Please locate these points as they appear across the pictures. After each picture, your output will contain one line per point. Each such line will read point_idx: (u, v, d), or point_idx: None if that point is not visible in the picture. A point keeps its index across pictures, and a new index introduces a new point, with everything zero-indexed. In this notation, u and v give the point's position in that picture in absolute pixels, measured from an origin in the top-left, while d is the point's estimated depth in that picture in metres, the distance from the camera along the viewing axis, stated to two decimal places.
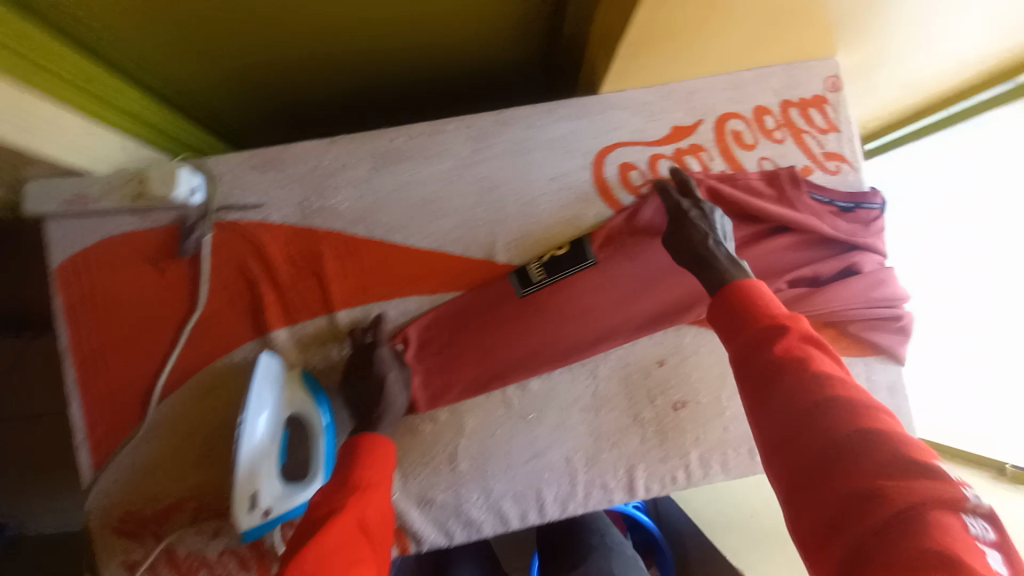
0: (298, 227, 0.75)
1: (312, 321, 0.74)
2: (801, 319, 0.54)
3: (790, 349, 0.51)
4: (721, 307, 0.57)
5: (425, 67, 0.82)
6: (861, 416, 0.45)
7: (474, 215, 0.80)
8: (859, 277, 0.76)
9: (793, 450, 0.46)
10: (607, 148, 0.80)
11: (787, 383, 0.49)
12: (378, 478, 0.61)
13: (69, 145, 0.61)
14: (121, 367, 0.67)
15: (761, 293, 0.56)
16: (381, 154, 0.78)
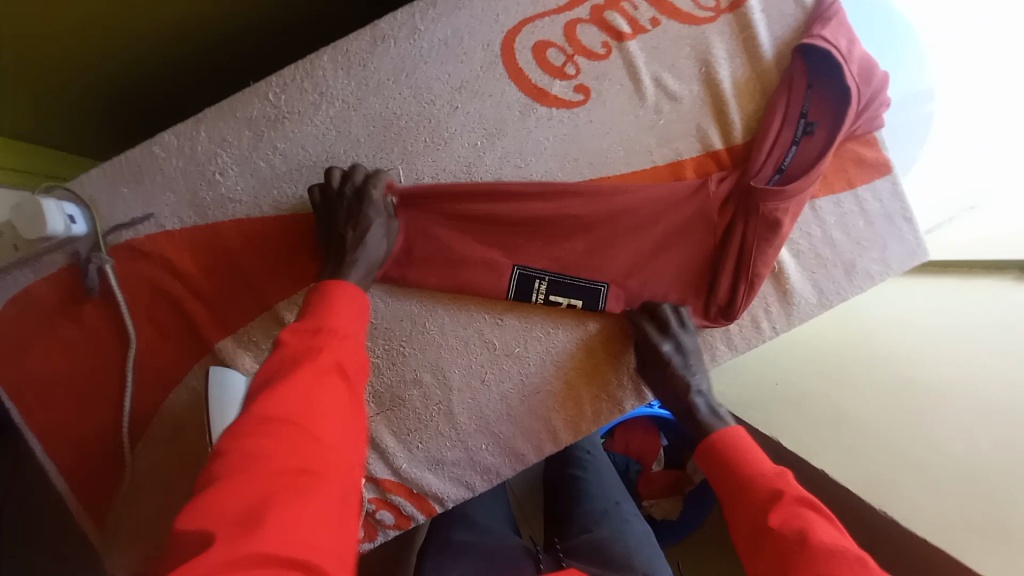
0: (199, 229, 0.67)
1: (253, 323, 0.68)
2: (789, 480, 0.56)
3: (747, 474, 0.58)
4: (708, 456, 0.64)
5: None
6: (773, 493, 0.54)
7: (383, 160, 0.68)
8: (828, 100, 0.66)
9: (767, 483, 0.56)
10: (512, 31, 0.67)
11: (736, 470, 0.59)
12: (346, 325, 0.53)
13: None
14: (81, 424, 0.69)
15: (746, 453, 0.61)
16: (256, 118, 0.66)
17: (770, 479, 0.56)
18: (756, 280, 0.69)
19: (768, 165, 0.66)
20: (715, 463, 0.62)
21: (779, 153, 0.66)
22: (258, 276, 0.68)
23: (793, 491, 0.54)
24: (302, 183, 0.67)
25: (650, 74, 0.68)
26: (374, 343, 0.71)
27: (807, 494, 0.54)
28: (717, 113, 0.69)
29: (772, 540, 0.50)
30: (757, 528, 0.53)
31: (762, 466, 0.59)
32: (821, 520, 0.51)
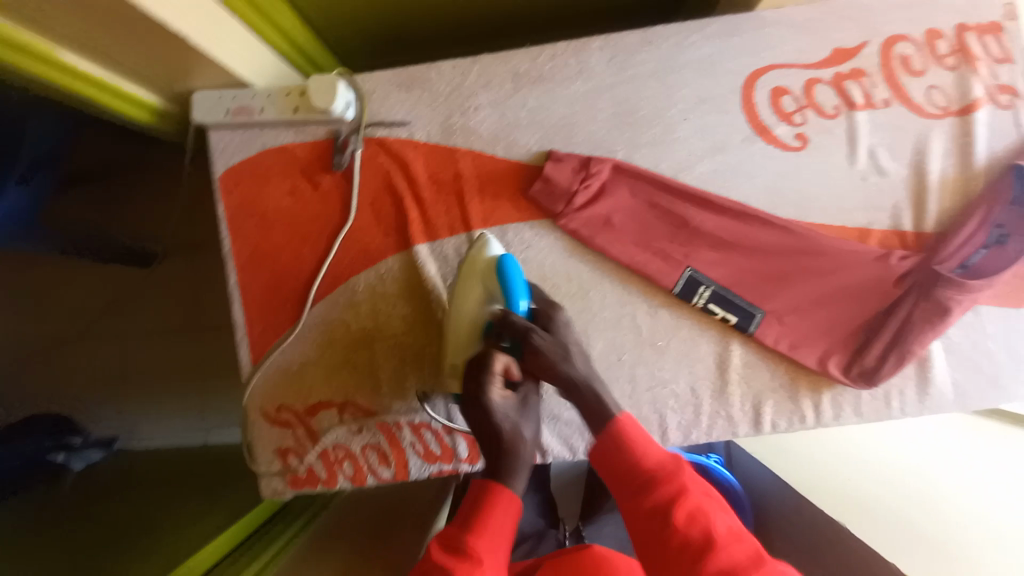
0: (438, 147, 0.78)
1: (451, 238, 0.78)
2: (683, 471, 0.57)
3: (653, 474, 0.57)
4: (607, 442, 0.60)
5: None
6: (669, 501, 0.54)
7: (611, 141, 0.77)
8: None
9: (651, 492, 0.56)
10: (760, 70, 0.76)
11: (630, 466, 0.58)
12: (493, 533, 0.55)
13: (237, 56, 0.70)
14: (277, 271, 0.78)
15: (640, 442, 0.59)
16: (522, 73, 0.77)
17: (665, 472, 0.56)
18: (908, 356, 0.73)
19: (954, 257, 0.72)
20: (608, 452, 0.59)
21: (969, 250, 0.72)
22: (469, 200, 0.78)
23: (676, 484, 0.55)
24: (536, 137, 0.77)
25: (867, 145, 0.75)
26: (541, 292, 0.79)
27: (696, 476, 0.57)
28: (917, 199, 0.75)
29: (681, 543, 0.52)
30: (653, 523, 0.55)
31: (649, 449, 0.58)
32: (710, 501, 0.55)
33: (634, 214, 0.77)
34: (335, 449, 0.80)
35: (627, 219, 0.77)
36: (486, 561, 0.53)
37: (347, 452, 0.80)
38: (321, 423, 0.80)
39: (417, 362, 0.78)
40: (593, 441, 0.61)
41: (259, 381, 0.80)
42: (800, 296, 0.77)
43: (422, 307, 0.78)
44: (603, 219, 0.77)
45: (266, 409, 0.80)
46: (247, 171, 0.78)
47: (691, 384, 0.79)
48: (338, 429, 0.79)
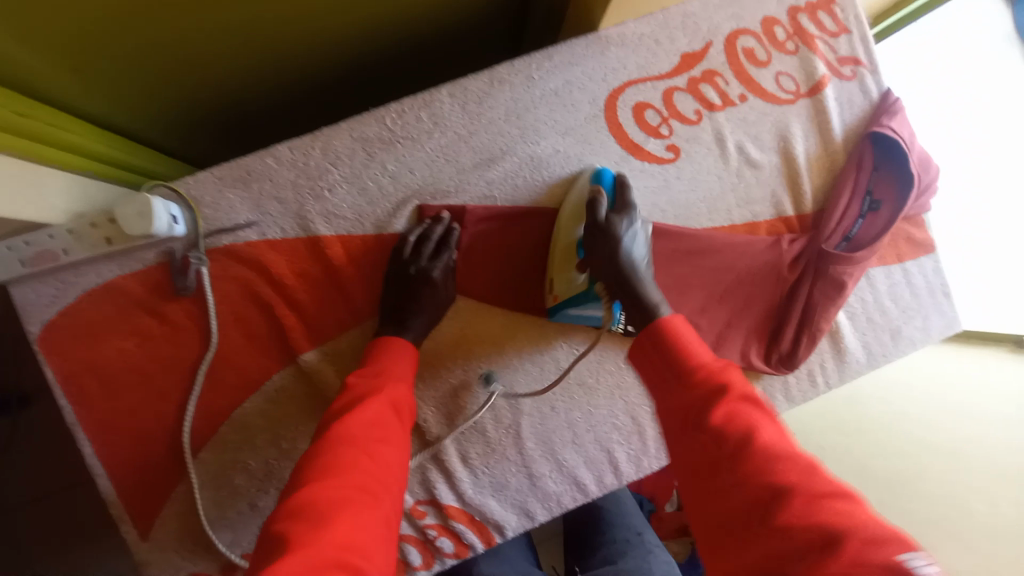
0: (298, 241, 0.67)
1: (341, 337, 0.68)
2: (734, 372, 0.49)
3: (703, 385, 0.48)
4: (645, 346, 0.55)
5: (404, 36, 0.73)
6: (710, 403, 0.46)
7: (486, 191, 0.71)
8: (896, 178, 0.73)
9: (685, 404, 0.49)
10: (618, 89, 0.73)
11: (673, 374, 0.51)
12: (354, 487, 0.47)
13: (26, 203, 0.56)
14: (143, 424, 0.66)
15: (686, 342, 0.53)
16: (371, 138, 0.68)
17: (704, 374, 0.49)
18: (818, 334, 0.75)
19: (837, 233, 0.74)
20: (646, 348, 0.55)
21: (847, 222, 0.74)
22: (348, 290, 0.68)
23: (737, 385, 0.48)
24: (406, 206, 0.70)
25: (734, 142, 0.76)
26: (454, 363, 0.72)
27: (749, 387, 0.47)
28: (791, 183, 0.77)
29: (714, 442, 0.45)
30: (683, 412, 0.49)
31: (694, 356, 0.51)
32: (761, 414, 0.46)
33: (528, 258, 0.72)
34: None
35: (521, 265, 0.72)
36: (359, 516, 0.45)
37: None
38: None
39: None
40: (634, 341, 0.56)
41: (161, 560, 0.67)
42: (709, 301, 0.76)
43: None
44: (492, 271, 0.72)
45: None
46: (71, 321, 0.65)
47: (631, 414, 0.76)
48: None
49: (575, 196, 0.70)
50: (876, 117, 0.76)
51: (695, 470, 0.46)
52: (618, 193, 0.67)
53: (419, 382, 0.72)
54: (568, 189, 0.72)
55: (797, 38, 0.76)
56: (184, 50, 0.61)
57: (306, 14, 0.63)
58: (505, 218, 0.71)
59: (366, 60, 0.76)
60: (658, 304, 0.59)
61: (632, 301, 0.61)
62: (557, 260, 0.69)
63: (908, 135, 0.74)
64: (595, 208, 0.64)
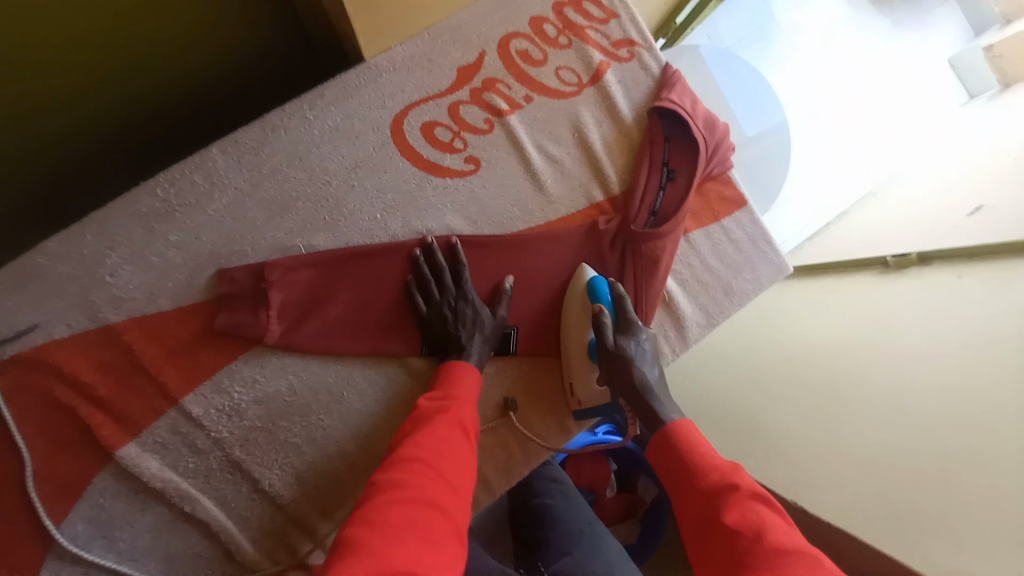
0: (90, 333, 0.65)
1: (160, 421, 0.66)
2: (745, 472, 0.56)
3: (721, 482, 0.55)
4: (661, 448, 0.63)
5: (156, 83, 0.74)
6: (727, 496, 0.53)
7: (287, 239, 0.70)
8: (685, 145, 0.77)
9: (694, 507, 0.55)
10: (402, 114, 0.75)
11: (693, 475, 0.57)
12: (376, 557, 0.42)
13: None
14: None
15: (699, 442, 0.61)
16: (150, 212, 0.67)
17: (724, 472, 0.56)
18: (650, 309, 0.76)
19: (642, 209, 0.76)
20: (662, 454, 0.62)
21: (650, 198, 0.76)
22: (157, 372, 0.66)
23: (745, 483, 0.54)
24: (202, 272, 0.68)
25: (531, 142, 0.77)
26: (292, 422, 0.69)
27: (758, 485, 0.53)
28: (595, 169, 0.79)
29: (726, 538, 0.49)
30: (696, 503, 0.55)
31: (709, 458, 0.58)
32: (773, 513, 0.50)
33: (347, 296, 0.71)
34: None
35: (342, 305, 0.71)
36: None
37: None
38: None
39: (190, 564, 0.66)
40: (648, 442, 0.64)
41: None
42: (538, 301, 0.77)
43: (166, 507, 0.66)
44: (312, 318, 0.70)
45: None
46: None
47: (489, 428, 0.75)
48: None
49: (579, 305, 0.74)
50: (659, 90, 0.79)
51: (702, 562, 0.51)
52: (618, 308, 0.72)
53: (256, 451, 0.68)
54: (567, 293, 0.76)
55: (566, 31, 0.79)
56: None
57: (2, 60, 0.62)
58: (312, 263, 0.69)
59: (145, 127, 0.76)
60: (668, 411, 0.66)
61: (646, 413, 0.66)
62: (574, 364, 0.75)
63: (692, 105, 0.78)
64: (603, 327, 0.70)
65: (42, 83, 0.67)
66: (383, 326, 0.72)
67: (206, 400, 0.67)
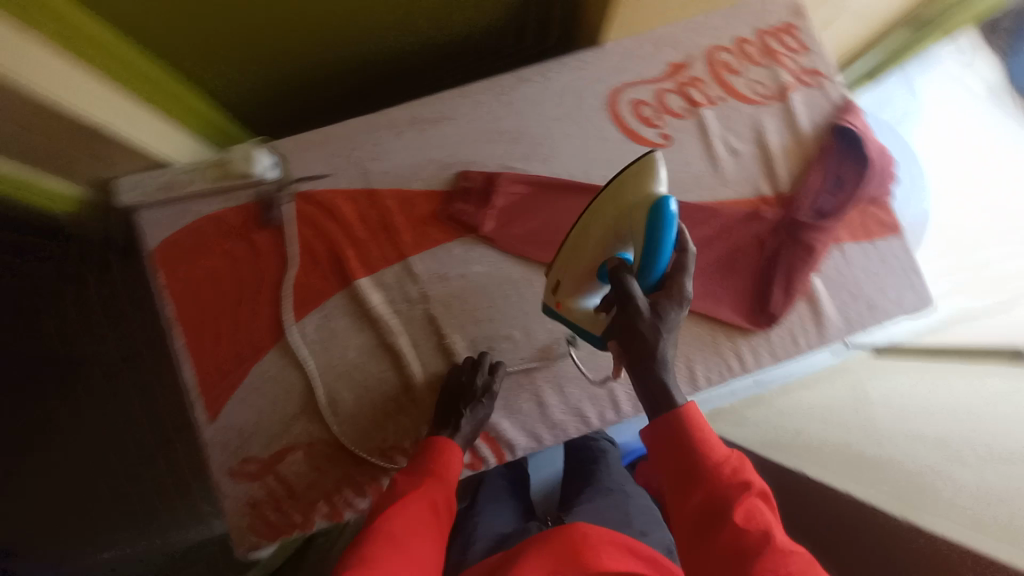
0: (359, 191, 0.86)
1: (388, 269, 0.84)
2: (751, 465, 0.54)
3: (737, 488, 0.52)
4: (664, 432, 0.57)
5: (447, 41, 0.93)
6: (743, 503, 0.51)
7: (511, 161, 0.89)
8: (856, 165, 0.89)
9: (697, 506, 0.53)
10: (619, 89, 0.92)
11: (698, 473, 0.54)
12: None
13: (155, 137, 0.81)
14: (223, 327, 0.82)
15: (704, 428, 0.56)
16: (422, 117, 0.89)
17: (726, 474, 0.53)
18: (795, 291, 0.87)
19: (808, 207, 0.88)
20: (666, 439, 0.56)
21: (817, 199, 0.88)
22: (396, 232, 0.85)
23: (756, 482, 0.53)
24: (445, 169, 0.87)
25: (718, 133, 0.92)
26: (480, 300, 0.84)
27: (766, 484, 0.53)
28: (767, 167, 0.92)
29: (729, 541, 0.50)
30: (693, 504, 0.53)
31: (716, 448, 0.55)
32: (771, 513, 0.52)
33: (547, 215, 0.87)
34: (308, 493, 0.79)
35: (541, 221, 0.86)
36: None
37: (321, 494, 0.79)
38: (287, 475, 0.79)
39: (377, 386, 0.81)
40: (649, 422, 0.59)
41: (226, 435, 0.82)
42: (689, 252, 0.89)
43: (373, 335, 0.82)
44: (517, 224, 0.86)
45: (233, 466, 0.79)
46: (185, 244, 0.85)
47: None
48: (309, 472, 0.79)
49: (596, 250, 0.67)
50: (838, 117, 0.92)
51: (692, 557, 0.52)
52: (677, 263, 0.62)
53: (447, 313, 0.83)
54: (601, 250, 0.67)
55: (765, 54, 0.95)
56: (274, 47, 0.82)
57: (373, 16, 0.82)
58: (529, 183, 0.87)
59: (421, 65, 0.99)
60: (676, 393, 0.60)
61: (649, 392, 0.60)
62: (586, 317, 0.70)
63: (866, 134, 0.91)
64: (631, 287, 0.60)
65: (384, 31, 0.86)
66: None
67: (425, 263, 0.84)
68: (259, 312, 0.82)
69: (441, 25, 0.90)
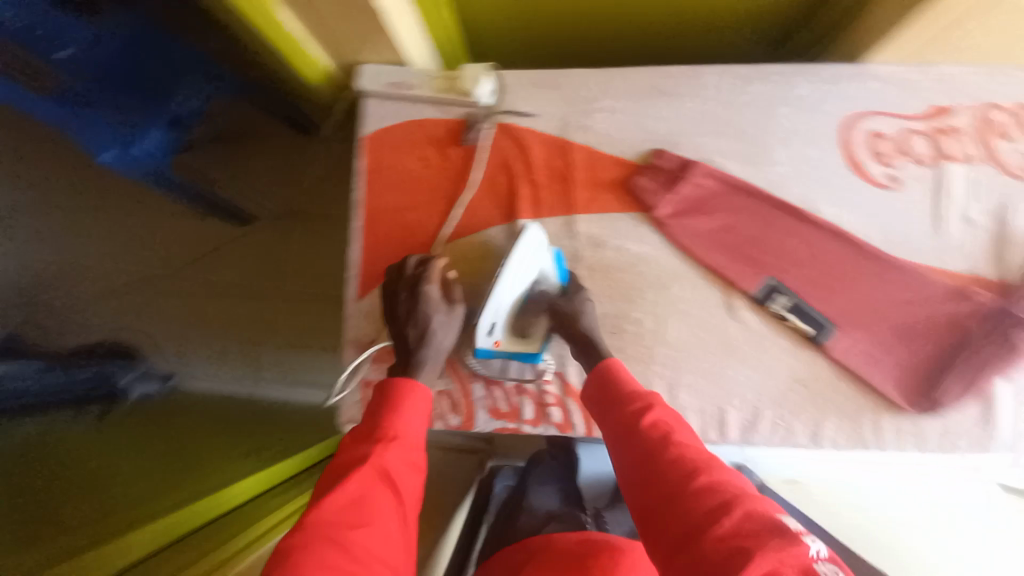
0: (556, 139, 0.88)
1: (555, 218, 0.86)
2: (658, 396, 0.59)
3: (639, 409, 0.57)
4: (595, 382, 0.64)
5: (694, 20, 0.91)
6: (652, 418, 0.56)
7: (713, 154, 0.85)
8: None
9: (630, 431, 0.56)
10: (861, 113, 0.83)
11: (626, 409, 0.58)
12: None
13: (410, 38, 0.87)
14: (396, 220, 0.87)
15: (625, 376, 0.63)
16: (640, 87, 0.88)
17: (638, 396, 0.59)
18: (973, 389, 0.77)
19: None
20: (597, 389, 0.63)
21: None
22: (575, 188, 0.86)
23: (655, 401, 0.58)
24: (643, 143, 0.86)
25: (956, 194, 0.81)
26: (628, 277, 0.83)
27: (669, 406, 0.58)
28: (998, 250, 0.80)
29: (666, 453, 0.51)
30: (651, 494, 0.50)
31: (635, 386, 0.61)
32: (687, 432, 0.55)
33: (728, 219, 0.83)
34: None
35: (721, 223, 0.83)
36: None
37: None
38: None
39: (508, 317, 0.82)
40: (586, 379, 0.65)
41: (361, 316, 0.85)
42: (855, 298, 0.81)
43: None
44: (695, 216, 0.84)
45: (359, 340, 0.83)
46: (388, 135, 0.89)
47: (756, 390, 0.80)
48: None
49: (476, 259, 0.83)
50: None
51: (651, 521, 0.49)
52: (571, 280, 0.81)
53: (596, 279, 0.83)
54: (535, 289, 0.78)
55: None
56: None
57: None
58: (722, 184, 0.84)
59: (651, 43, 0.99)
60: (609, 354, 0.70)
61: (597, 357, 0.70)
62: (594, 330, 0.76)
63: None
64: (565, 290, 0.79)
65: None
66: (741, 258, 0.82)
67: (589, 224, 0.86)
68: (429, 217, 0.87)
69: (704, 3, 0.87)
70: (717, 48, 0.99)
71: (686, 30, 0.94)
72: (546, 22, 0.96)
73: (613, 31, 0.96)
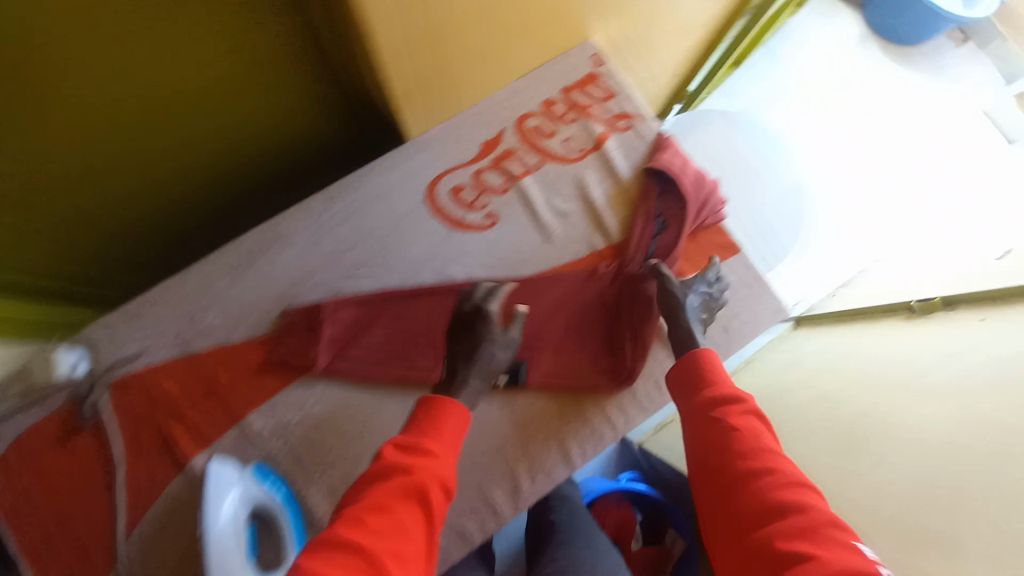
0: (179, 359, 0.79)
1: (224, 437, 0.78)
2: (746, 393, 0.66)
3: (728, 408, 0.64)
4: (677, 375, 0.72)
5: (245, 153, 0.90)
6: (723, 413, 0.64)
7: (336, 283, 0.84)
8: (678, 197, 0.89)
9: (714, 425, 0.63)
10: (432, 181, 0.90)
11: (722, 407, 0.64)
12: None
13: None
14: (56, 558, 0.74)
15: (714, 362, 0.71)
16: (233, 262, 0.83)
17: (722, 392, 0.66)
18: (646, 341, 0.83)
19: (639, 254, 0.86)
20: (688, 378, 0.71)
21: (643, 244, 0.87)
22: (228, 395, 0.79)
23: (749, 402, 0.64)
24: (270, 312, 0.82)
25: (541, 200, 0.91)
26: (328, 443, 0.79)
27: (757, 407, 0.64)
28: (596, 221, 0.91)
29: (735, 444, 0.60)
30: (718, 493, 0.58)
31: (723, 376, 0.69)
32: (766, 428, 0.62)
33: (383, 331, 0.83)
34: None
35: (379, 339, 0.83)
36: None
37: None
38: None
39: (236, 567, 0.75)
40: (671, 372, 0.72)
41: None
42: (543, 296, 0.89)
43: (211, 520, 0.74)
44: (353, 347, 0.82)
45: None
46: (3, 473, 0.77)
47: (500, 457, 0.81)
48: None
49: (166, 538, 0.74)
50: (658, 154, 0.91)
51: (716, 509, 0.58)
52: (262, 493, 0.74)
53: (295, 466, 0.78)
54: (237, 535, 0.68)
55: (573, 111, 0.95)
56: (42, 201, 0.78)
57: (143, 147, 0.78)
58: (360, 303, 0.83)
59: (231, 186, 0.96)
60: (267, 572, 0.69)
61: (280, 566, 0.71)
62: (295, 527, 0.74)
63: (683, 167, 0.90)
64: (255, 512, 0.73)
65: (168, 160, 0.83)
66: (412, 359, 0.82)
67: (263, 419, 0.79)
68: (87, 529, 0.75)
69: (233, 140, 0.86)
70: (300, 160, 0.99)
71: (250, 162, 0.93)
72: (100, 227, 0.89)
73: (179, 194, 0.91)
